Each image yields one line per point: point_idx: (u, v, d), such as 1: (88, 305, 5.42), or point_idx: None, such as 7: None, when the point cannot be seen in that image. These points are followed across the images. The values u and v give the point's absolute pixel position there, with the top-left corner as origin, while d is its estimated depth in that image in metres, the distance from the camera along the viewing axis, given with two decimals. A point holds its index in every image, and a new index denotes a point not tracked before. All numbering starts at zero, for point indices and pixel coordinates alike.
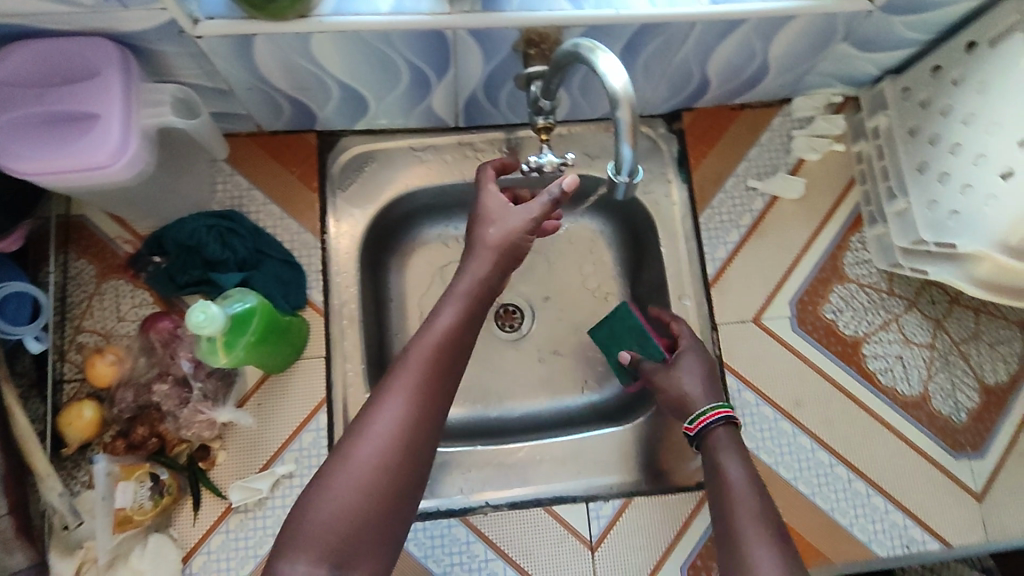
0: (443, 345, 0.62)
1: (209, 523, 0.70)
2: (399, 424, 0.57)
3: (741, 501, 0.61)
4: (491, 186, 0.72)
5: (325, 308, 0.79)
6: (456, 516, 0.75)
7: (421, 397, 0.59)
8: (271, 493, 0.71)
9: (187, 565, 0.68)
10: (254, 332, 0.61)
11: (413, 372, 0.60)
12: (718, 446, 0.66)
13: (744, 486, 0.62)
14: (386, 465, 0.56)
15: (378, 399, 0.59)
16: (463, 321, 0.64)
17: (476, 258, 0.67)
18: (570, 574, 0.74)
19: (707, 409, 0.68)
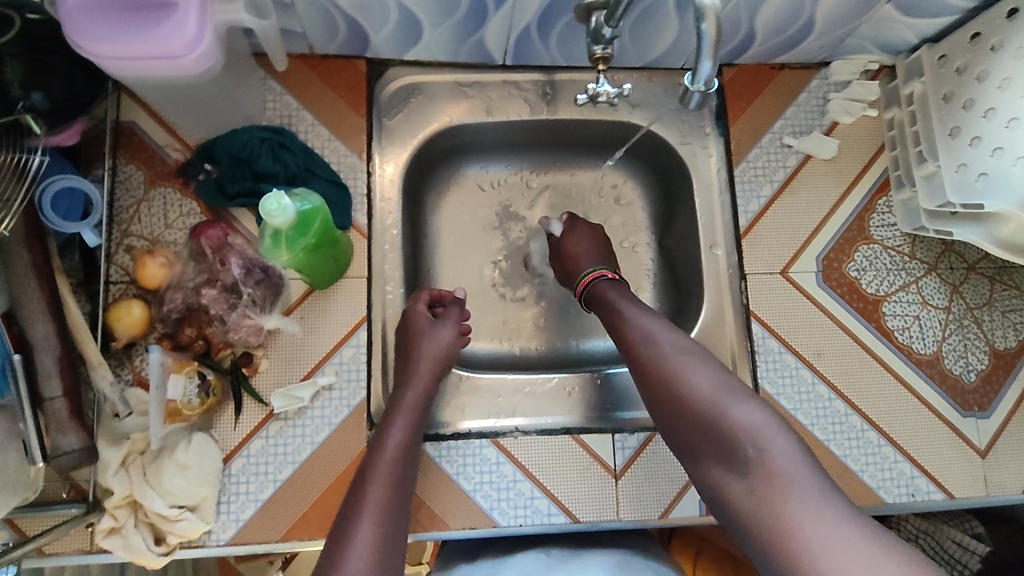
0: (398, 461, 0.66)
1: (250, 427, 0.72)
2: (382, 512, 0.61)
3: (643, 325, 0.72)
4: (421, 306, 0.79)
5: (369, 231, 0.80)
6: (486, 438, 0.78)
7: (392, 499, 0.63)
8: (311, 402, 0.73)
9: (227, 465, 0.70)
10: (313, 236, 0.62)
11: (381, 464, 0.65)
12: (606, 294, 0.79)
13: (642, 313, 0.73)
14: (382, 542, 0.59)
15: (357, 505, 0.62)
16: (411, 435, 0.69)
17: (416, 373, 0.74)
18: (593, 499, 0.77)
19: (588, 273, 0.82)
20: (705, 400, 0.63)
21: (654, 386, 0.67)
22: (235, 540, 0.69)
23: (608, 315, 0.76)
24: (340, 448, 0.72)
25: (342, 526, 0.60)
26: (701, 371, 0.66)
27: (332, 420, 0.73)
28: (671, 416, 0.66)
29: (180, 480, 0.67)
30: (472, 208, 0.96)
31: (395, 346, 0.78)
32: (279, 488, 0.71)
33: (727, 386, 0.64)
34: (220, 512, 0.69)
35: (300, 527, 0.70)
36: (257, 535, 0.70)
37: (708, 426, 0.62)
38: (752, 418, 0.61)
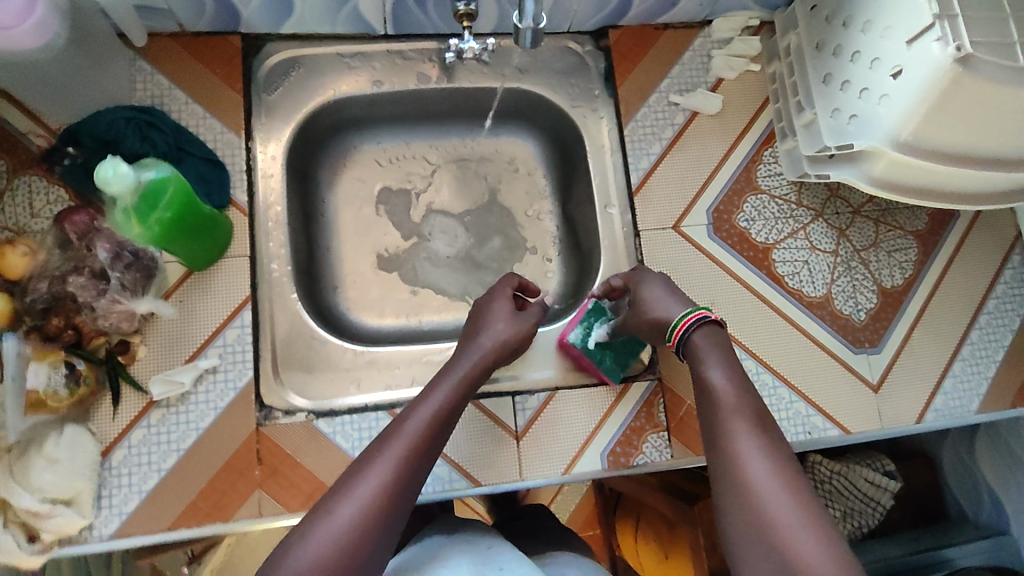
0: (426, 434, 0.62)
1: (130, 417, 0.69)
2: (378, 498, 0.56)
3: (733, 403, 0.62)
4: (501, 292, 0.79)
5: (250, 208, 0.78)
6: (383, 410, 0.75)
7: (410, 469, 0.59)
8: (196, 387, 0.71)
9: (108, 458, 0.68)
10: (167, 207, 0.61)
11: (403, 442, 0.60)
12: (697, 348, 0.68)
13: (733, 387, 0.63)
14: (359, 529, 0.54)
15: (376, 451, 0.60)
16: (452, 405, 0.66)
17: (473, 350, 0.72)
18: (497, 463, 0.78)
19: (680, 320, 0.70)
20: (779, 520, 0.53)
21: (722, 474, 0.58)
22: (121, 533, 0.67)
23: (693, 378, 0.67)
24: (229, 431, 0.71)
25: (329, 502, 0.56)
26: (790, 486, 0.55)
27: (220, 404, 0.71)
28: (730, 517, 0.56)
29: (49, 475, 0.64)
30: (371, 185, 0.95)
31: (470, 329, 0.77)
32: (166, 477, 0.69)
33: (809, 514, 0.53)
34: (103, 507, 0.67)
35: (190, 514, 0.69)
36: (144, 526, 0.67)
37: (769, 541, 0.53)
38: (827, 562, 0.50)
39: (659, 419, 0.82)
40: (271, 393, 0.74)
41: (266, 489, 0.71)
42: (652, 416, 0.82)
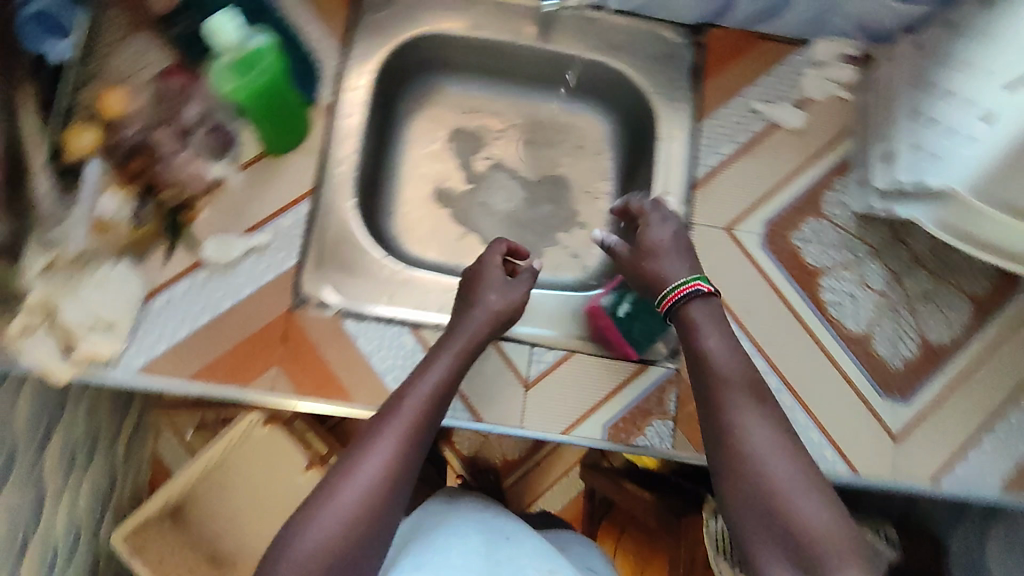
0: (426, 407, 0.65)
1: (178, 270, 0.74)
2: (380, 472, 0.59)
3: (727, 373, 0.63)
4: (495, 258, 0.79)
5: (331, 111, 0.83)
6: (407, 326, 0.78)
7: (411, 442, 0.62)
8: (243, 259, 0.76)
9: (151, 301, 0.73)
10: (252, 75, 0.70)
11: (401, 416, 0.63)
12: (693, 319, 0.68)
13: (728, 355, 0.65)
14: (365, 504, 0.58)
15: (377, 426, 0.62)
16: (450, 378, 0.68)
17: (470, 321, 0.73)
18: (500, 404, 0.78)
19: (676, 287, 0.70)
20: (784, 495, 0.54)
21: (717, 444, 0.59)
22: (144, 372, 0.71)
23: (687, 353, 0.68)
24: (263, 307, 0.75)
25: (331, 477, 0.59)
26: (784, 451, 0.57)
27: (260, 281, 0.76)
28: (727, 486, 0.57)
29: (98, 294, 0.71)
30: (445, 128, 0.99)
31: (461, 293, 0.77)
32: (197, 333, 0.73)
33: (811, 488, 0.54)
34: (135, 344, 0.71)
35: (209, 372, 0.73)
36: (166, 372, 0.72)
37: (773, 518, 0.53)
38: (823, 521, 0.52)
39: (667, 407, 0.80)
40: (310, 284, 0.77)
41: (281, 368, 0.74)
42: (662, 402, 0.81)
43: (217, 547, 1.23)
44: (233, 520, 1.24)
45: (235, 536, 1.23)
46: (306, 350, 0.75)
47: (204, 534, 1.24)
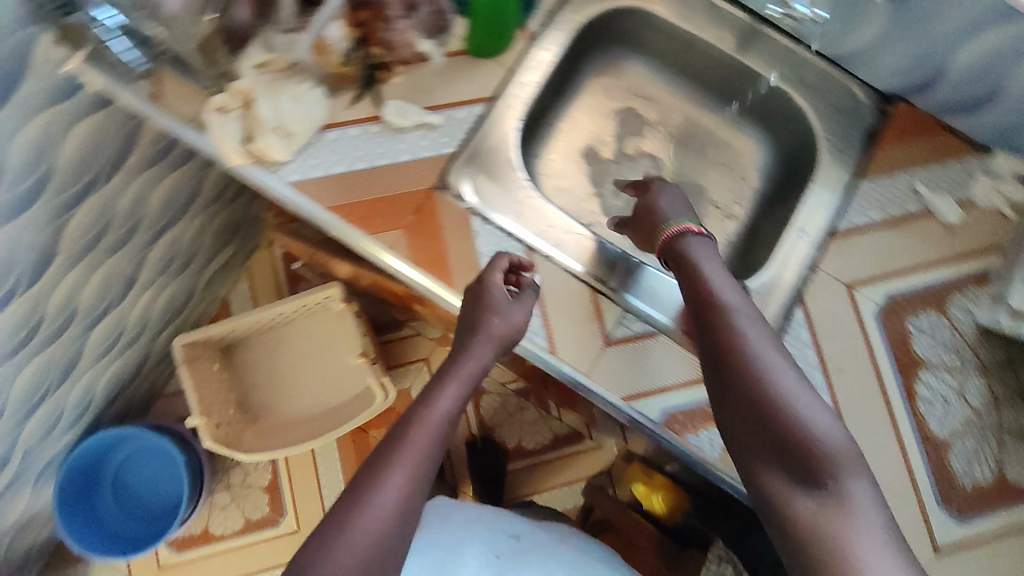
0: (434, 429, 0.73)
1: (356, 116, 0.82)
2: (396, 503, 0.67)
3: (731, 306, 0.74)
4: (496, 275, 0.79)
5: (533, 38, 0.89)
6: (522, 246, 0.84)
7: (420, 466, 0.70)
8: (412, 130, 0.83)
9: (326, 131, 0.81)
10: None
11: (414, 451, 0.70)
12: (688, 251, 0.81)
13: (725, 282, 0.76)
14: (384, 533, 0.65)
15: (390, 455, 0.70)
16: (456, 405, 0.76)
17: (480, 344, 0.78)
18: (576, 348, 0.80)
19: (672, 227, 0.84)
20: (777, 399, 0.66)
21: (726, 369, 0.70)
22: (297, 186, 0.80)
23: (687, 275, 0.79)
24: (409, 177, 0.82)
25: (354, 506, 0.66)
26: (789, 375, 0.68)
27: (417, 155, 0.83)
28: (738, 407, 0.68)
29: (285, 104, 0.78)
30: (615, 102, 1.05)
31: (466, 316, 0.79)
32: (350, 173, 0.81)
33: (797, 391, 0.67)
34: (300, 161, 0.80)
35: (345, 210, 0.80)
36: (312, 194, 0.80)
37: (768, 420, 0.65)
38: (810, 420, 0.64)
39: None
40: (456, 175, 0.84)
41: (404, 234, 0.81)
42: None
43: (251, 390, 1.43)
44: (274, 374, 1.44)
45: (271, 388, 1.43)
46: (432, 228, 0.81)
47: (246, 374, 1.43)
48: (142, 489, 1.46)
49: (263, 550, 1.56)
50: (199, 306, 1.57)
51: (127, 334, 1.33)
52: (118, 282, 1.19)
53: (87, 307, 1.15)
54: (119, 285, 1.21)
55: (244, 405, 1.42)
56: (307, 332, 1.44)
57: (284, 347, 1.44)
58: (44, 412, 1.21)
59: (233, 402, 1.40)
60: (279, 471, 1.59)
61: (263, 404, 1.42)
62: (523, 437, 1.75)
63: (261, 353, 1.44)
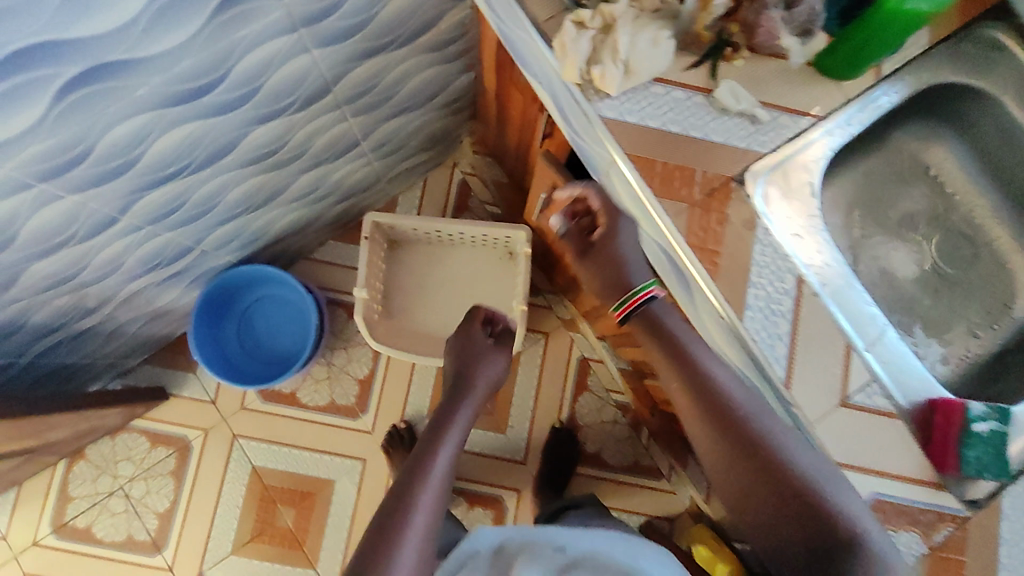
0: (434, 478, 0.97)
1: (689, 82, 0.81)
2: (417, 547, 0.88)
3: (702, 358, 0.85)
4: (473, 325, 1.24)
5: (879, 79, 0.85)
6: (796, 271, 0.79)
7: (435, 503, 0.95)
8: (733, 116, 0.81)
9: (655, 83, 0.80)
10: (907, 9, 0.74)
11: (426, 498, 0.94)
12: (659, 314, 0.91)
13: (692, 337, 0.88)
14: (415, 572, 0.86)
15: (411, 502, 0.93)
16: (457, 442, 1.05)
17: (473, 394, 1.15)
18: (812, 395, 0.76)
19: (638, 291, 0.93)
20: (773, 455, 0.77)
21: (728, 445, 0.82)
22: (606, 124, 0.80)
23: (661, 330, 0.90)
24: (713, 159, 0.80)
25: (392, 539, 0.88)
26: (776, 426, 0.78)
27: (727, 141, 0.80)
28: (751, 479, 0.81)
29: (642, 45, 0.75)
30: (902, 173, 1.00)
31: (461, 369, 1.19)
32: (659, 132, 0.80)
33: (783, 440, 0.77)
34: (621, 102, 0.79)
35: (642, 163, 0.79)
36: (617, 135, 0.80)
37: (778, 480, 0.77)
38: (807, 468, 0.75)
39: (933, 534, 0.75)
40: (756, 173, 0.81)
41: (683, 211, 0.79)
42: (933, 526, 0.75)
43: (396, 289, 1.45)
44: (423, 284, 1.46)
45: (415, 295, 1.45)
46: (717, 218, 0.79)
47: (398, 272, 1.46)
48: (261, 332, 1.53)
49: (334, 434, 1.61)
50: (374, 193, 1.60)
51: (320, 191, 1.36)
52: (343, 143, 1.23)
53: (315, 152, 1.18)
54: (344, 144, 1.24)
55: (385, 300, 1.45)
56: (467, 259, 1.47)
57: (441, 263, 1.47)
58: (229, 229, 1.26)
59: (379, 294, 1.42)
60: (377, 370, 1.65)
61: (403, 306, 1.45)
62: (603, 447, 1.72)
63: (417, 260, 1.47)
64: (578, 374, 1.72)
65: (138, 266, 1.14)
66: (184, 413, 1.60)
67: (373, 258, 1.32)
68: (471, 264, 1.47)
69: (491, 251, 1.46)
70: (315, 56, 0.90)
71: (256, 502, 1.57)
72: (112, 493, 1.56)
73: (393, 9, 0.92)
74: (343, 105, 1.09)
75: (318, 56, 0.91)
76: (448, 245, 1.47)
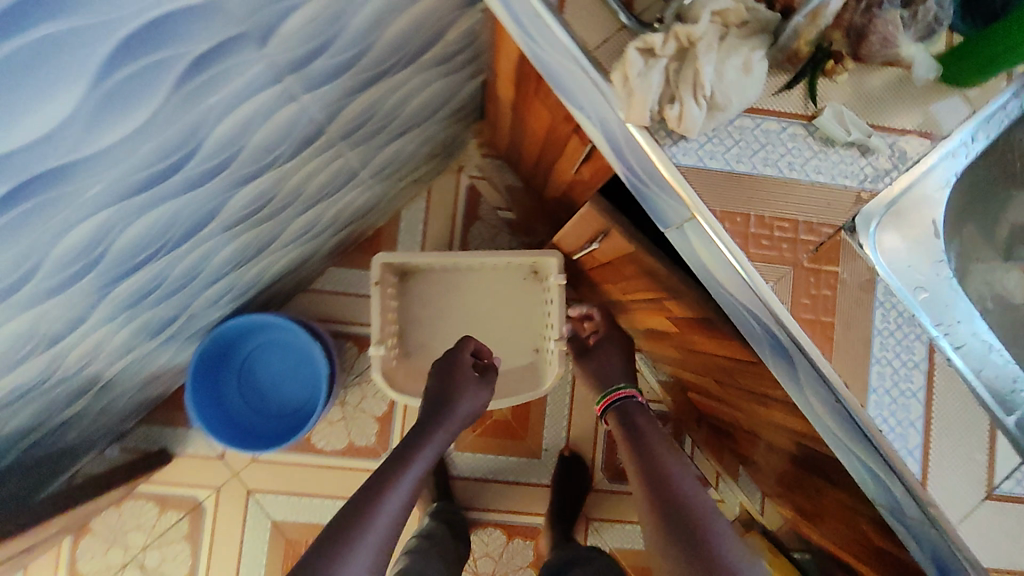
0: (412, 479, 0.86)
1: (782, 110, 0.64)
2: (383, 536, 0.76)
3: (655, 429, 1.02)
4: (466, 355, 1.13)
5: (1015, 83, 0.68)
6: (926, 338, 0.64)
7: (409, 499, 0.84)
8: (841, 147, 0.64)
9: (740, 117, 0.64)
10: None
11: (402, 489, 0.83)
12: (632, 397, 1.13)
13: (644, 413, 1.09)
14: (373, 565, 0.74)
15: (388, 488, 0.82)
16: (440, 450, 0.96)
17: (460, 406, 1.05)
18: (953, 490, 0.63)
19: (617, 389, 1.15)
20: (704, 525, 0.79)
21: (661, 514, 0.83)
22: (683, 174, 0.64)
23: (624, 408, 1.10)
24: (818, 205, 0.64)
25: (353, 528, 0.75)
26: (710, 508, 0.82)
27: (836, 180, 0.64)
28: (668, 549, 0.79)
29: (730, 74, 0.59)
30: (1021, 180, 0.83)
31: (443, 393, 1.06)
32: (750, 177, 0.64)
33: (714, 520, 0.80)
34: (699, 145, 0.63)
35: (732, 220, 0.64)
36: (697, 186, 0.64)
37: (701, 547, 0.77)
38: (730, 545, 0.77)
39: None
40: (872, 216, 0.64)
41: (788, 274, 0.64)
42: None
43: (412, 324, 1.30)
44: (442, 317, 1.30)
45: (434, 330, 1.30)
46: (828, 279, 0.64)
47: (412, 306, 1.30)
48: (265, 383, 1.40)
49: (355, 477, 1.50)
50: (375, 215, 1.44)
51: (316, 227, 1.20)
52: (339, 177, 1.05)
53: (306, 196, 1.02)
54: (340, 179, 1.07)
55: (400, 339, 1.29)
56: (488, 284, 1.31)
57: (461, 292, 1.31)
58: (219, 288, 1.11)
59: (394, 334, 1.27)
60: (395, 407, 1.52)
61: (422, 343, 1.29)
62: None
63: (431, 290, 1.31)
64: None
65: (118, 347, 1.01)
66: (192, 472, 1.50)
67: (385, 302, 1.16)
68: (490, 289, 1.31)
69: (515, 273, 1.30)
70: (299, 102, 0.74)
71: (281, 558, 1.48)
72: (125, 563, 1.48)
73: (391, 33, 0.74)
74: (335, 143, 0.92)
75: (303, 101, 0.74)
76: (466, 271, 1.31)
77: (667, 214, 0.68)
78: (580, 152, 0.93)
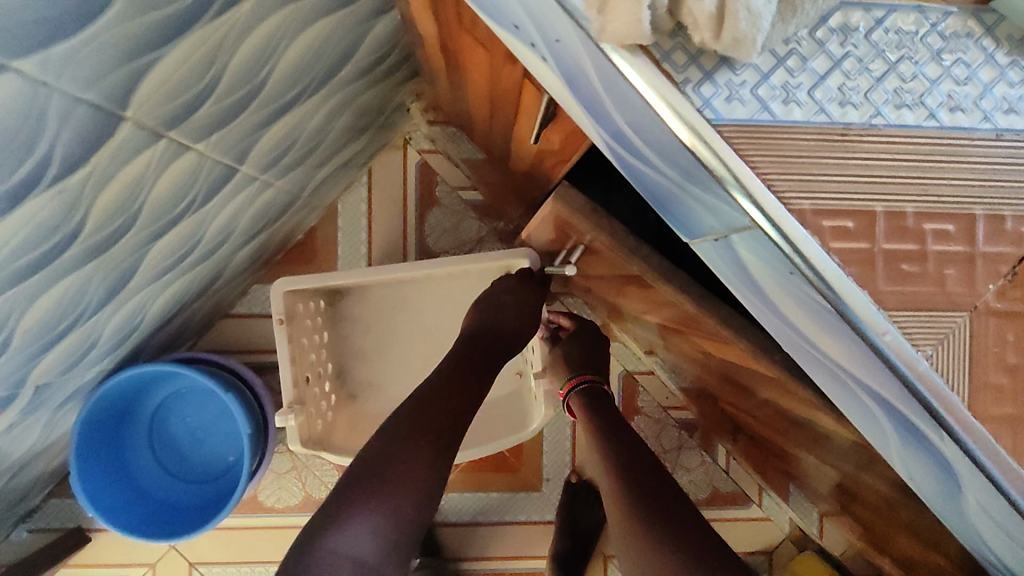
0: (456, 406, 0.69)
1: (900, 15, 0.36)
2: (423, 477, 0.61)
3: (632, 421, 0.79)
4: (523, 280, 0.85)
5: None
6: None
7: (455, 427, 0.67)
8: (998, 76, 0.37)
9: (841, 8, 0.36)
10: None
11: (444, 418, 0.67)
12: (602, 386, 0.88)
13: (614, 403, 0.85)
14: (411, 510, 0.60)
15: (429, 413, 0.66)
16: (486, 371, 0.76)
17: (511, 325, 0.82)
18: None
19: (574, 377, 0.89)
20: (678, 511, 0.62)
21: (628, 498, 0.65)
22: (732, 141, 0.35)
23: (594, 392, 0.87)
24: (974, 176, 0.36)
25: (395, 447, 0.62)
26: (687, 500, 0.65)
27: (1008, 118, 0.36)
28: (631, 540, 0.61)
29: None
30: None
31: (484, 314, 0.83)
32: (854, 133, 0.36)
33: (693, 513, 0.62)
34: (761, 79, 0.35)
35: (837, 228, 0.36)
36: (764, 170, 0.35)
37: (677, 539, 0.59)
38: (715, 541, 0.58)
39: None
40: None
41: (935, 315, 0.36)
42: None
43: (354, 358, 0.99)
44: (392, 344, 0.99)
45: (383, 361, 0.99)
46: (984, 313, 0.37)
47: (350, 333, 0.99)
48: (184, 441, 1.13)
49: None
50: (299, 213, 1.10)
51: (204, 246, 0.88)
52: (204, 180, 0.72)
53: (157, 211, 0.69)
54: (209, 181, 0.74)
55: (339, 379, 0.99)
56: (447, 293, 0.98)
57: (414, 310, 0.99)
58: (69, 345, 0.79)
59: (328, 374, 0.96)
60: None
61: (368, 381, 0.99)
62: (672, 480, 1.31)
63: (371, 309, 0.98)
64: (625, 396, 1.30)
65: None
66: (123, 549, 1.24)
67: (299, 344, 0.87)
68: (450, 297, 0.98)
69: (483, 280, 0.97)
70: (12, 69, 0.40)
71: None
72: None
73: None
74: (164, 132, 0.59)
75: (20, 66, 0.41)
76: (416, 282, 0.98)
77: (701, 217, 0.39)
78: (537, 110, 0.60)
